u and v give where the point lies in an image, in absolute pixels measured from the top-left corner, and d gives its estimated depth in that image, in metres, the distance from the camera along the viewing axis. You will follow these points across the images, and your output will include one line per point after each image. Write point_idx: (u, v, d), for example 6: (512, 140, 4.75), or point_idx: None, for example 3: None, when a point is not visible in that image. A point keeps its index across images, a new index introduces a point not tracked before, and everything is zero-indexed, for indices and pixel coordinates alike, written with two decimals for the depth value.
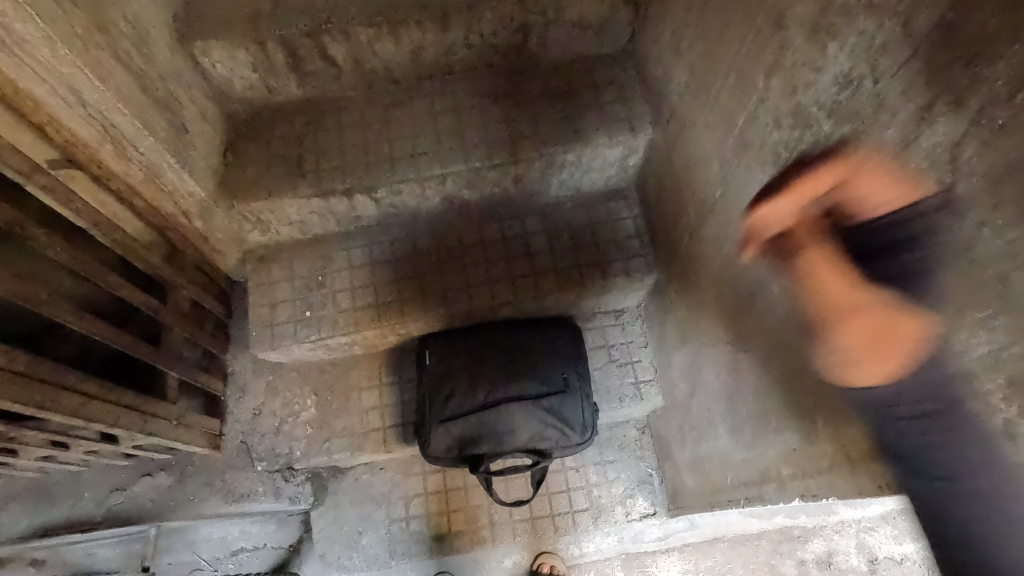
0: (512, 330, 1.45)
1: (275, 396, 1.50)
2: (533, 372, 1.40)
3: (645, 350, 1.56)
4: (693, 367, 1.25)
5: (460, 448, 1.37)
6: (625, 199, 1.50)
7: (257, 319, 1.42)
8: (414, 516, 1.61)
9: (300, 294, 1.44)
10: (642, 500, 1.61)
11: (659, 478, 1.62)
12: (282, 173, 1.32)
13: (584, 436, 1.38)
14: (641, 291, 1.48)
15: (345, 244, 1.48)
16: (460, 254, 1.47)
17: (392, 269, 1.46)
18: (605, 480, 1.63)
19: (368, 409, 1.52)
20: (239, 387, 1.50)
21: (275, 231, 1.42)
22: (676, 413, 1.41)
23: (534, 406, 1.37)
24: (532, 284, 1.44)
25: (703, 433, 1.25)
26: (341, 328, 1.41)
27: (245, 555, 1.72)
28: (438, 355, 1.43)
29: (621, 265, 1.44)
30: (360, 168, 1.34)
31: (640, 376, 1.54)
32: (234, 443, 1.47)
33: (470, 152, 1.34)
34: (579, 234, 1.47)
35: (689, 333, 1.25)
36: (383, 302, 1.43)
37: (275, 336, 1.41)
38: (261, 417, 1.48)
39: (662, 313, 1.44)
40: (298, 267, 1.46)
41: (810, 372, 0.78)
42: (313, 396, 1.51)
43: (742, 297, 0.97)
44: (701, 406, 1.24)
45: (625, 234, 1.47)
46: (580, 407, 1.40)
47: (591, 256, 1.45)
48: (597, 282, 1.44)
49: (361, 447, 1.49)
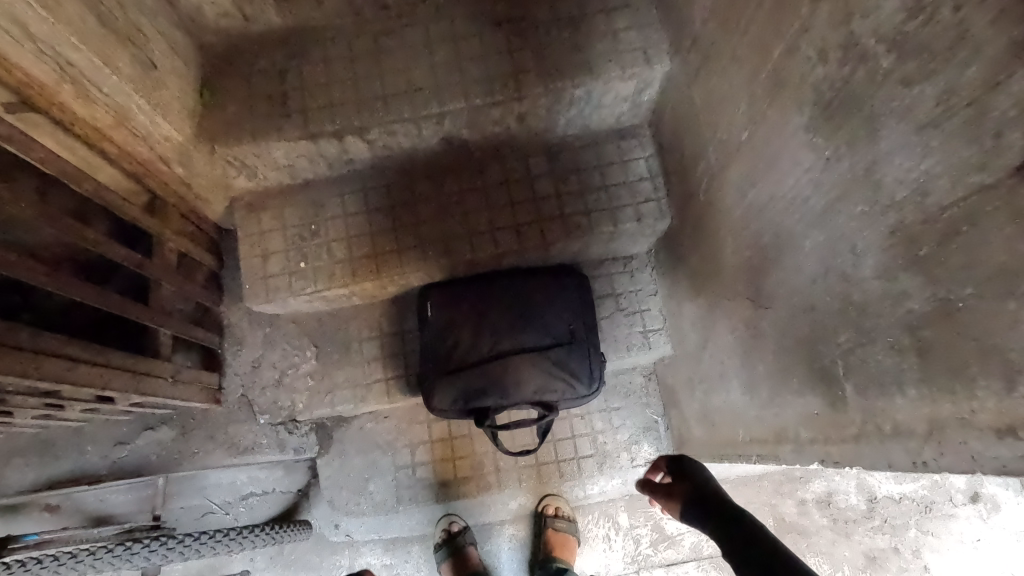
0: (516, 280, 1.39)
1: (274, 349, 1.47)
2: (538, 323, 1.35)
3: (653, 298, 1.50)
4: (707, 319, 1.20)
5: (465, 403, 1.34)
6: (637, 138, 1.39)
7: (250, 271, 1.36)
8: (420, 463, 1.62)
9: (293, 245, 1.36)
10: (647, 446, 1.61)
11: (664, 424, 1.61)
12: (265, 113, 1.21)
13: (591, 387, 1.34)
14: (651, 237, 1.41)
15: (338, 189, 1.39)
16: (460, 200, 1.38)
17: (388, 216, 1.37)
18: (610, 427, 1.62)
19: (369, 361, 1.49)
20: (236, 339, 1.47)
21: (262, 177, 1.33)
22: (686, 362, 1.37)
23: (540, 359, 1.33)
24: (537, 231, 1.36)
25: (714, 386, 1.21)
26: (338, 279, 1.35)
27: (255, 499, 1.74)
28: (439, 306, 1.38)
29: (632, 209, 1.36)
30: (350, 107, 1.22)
31: (648, 325, 1.49)
32: (234, 397, 1.44)
33: (470, 87, 1.23)
34: (587, 176, 1.38)
35: (704, 284, 1.19)
36: (381, 251, 1.36)
37: (268, 289, 1.35)
38: (260, 370, 1.46)
39: (673, 261, 1.37)
40: (289, 216, 1.38)
41: (843, 337, 0.72)
42: (313, 347, 1.48)
43: (766, 251, 0.90)
44: (713, 359, 1.19)
45: (637, 177, 1.37)
46: (587, 358, 1.35)
47: (599, 201, 1.36)
48: (606, 229, 1.36)
49: (364, 399, 1.47)
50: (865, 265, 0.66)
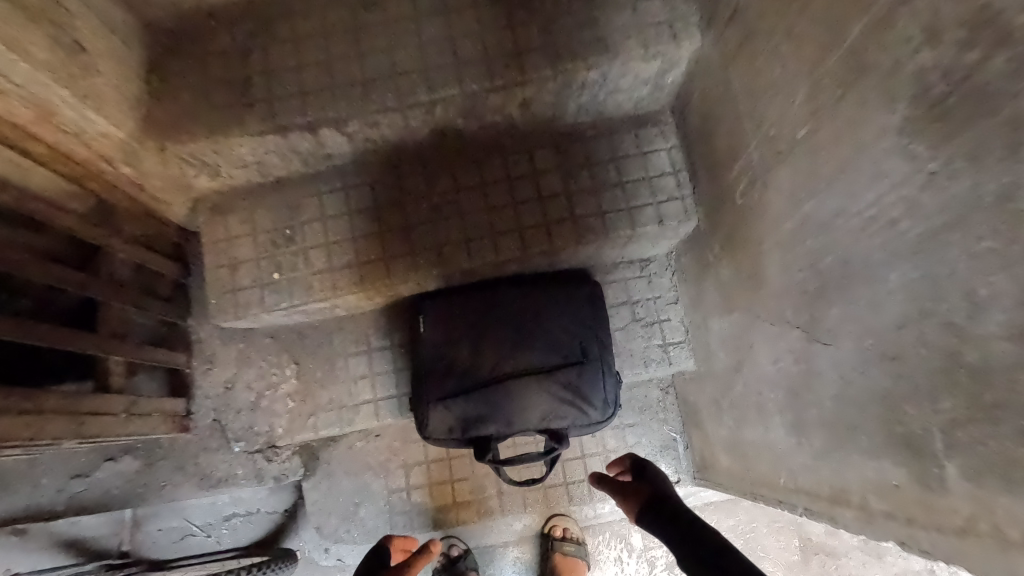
0: (520, 291, 1.22)
1: (249, 367, 1.31)
2: (545, 341, 1.18)
3: (674, 307, 1.34)
4: (741, 342, 1.04)
5: (463, 432, 1.19)
6: (658, 126, 1.21)
7: (217, 284, 1.19)
8: (415, 486, 1.48)
9: (265, 253, 1.19)
10: (665, 468, 1.46)
11: (683, 443, 1.46)
12: (225, 102, 1.03)
13: (605, 413, 1.19)
14: (673, 239, 1.24)
15: (315, 187, 1.22)
16: (456, 200, 1.20)
17: (373, 219, 1.20)
18: (624, 445, 1.47)
19: (357, 379, 1.33)
20: (207, 357, 1.31)
21: (227, 175, 1.15)
22: (712, 383, 1.22)
23: (548, 382, 1.17)
24: (543, 235, 1.19)
25: (748, 417, 1.06)
26: (317, 292, 1.19)
27: (239, 520, 1.62)
28: (433, 321, 1.22)
29: (652, 210, 1.18)
30: (325, 95, 1.04)
31: (668, 337, 1.33)
32: (205, 422, 1.29)
33: (465, 70, 1.05)
34: (600, 170, 1.20)
35: (739, 300, 1.02)
36: (365, 260, 1.19)
37: (238, 304, 1.19)
38: (234, 391, 1.30)
39: (699, 268, 1.20)
40: (261, 219, 1.20)
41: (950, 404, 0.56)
42: (294, 364, 1.32)
43: (829, 277, 0.74)
44: (749, 387, 1.04)
45: (658, 171, 1.20)
46: (601, 379, 1.19)
47: (615, 201, 1.19)
48: (623, 233, 1.19)
49: (351, 421, 1.32)
50: (992, 320, 0.50)
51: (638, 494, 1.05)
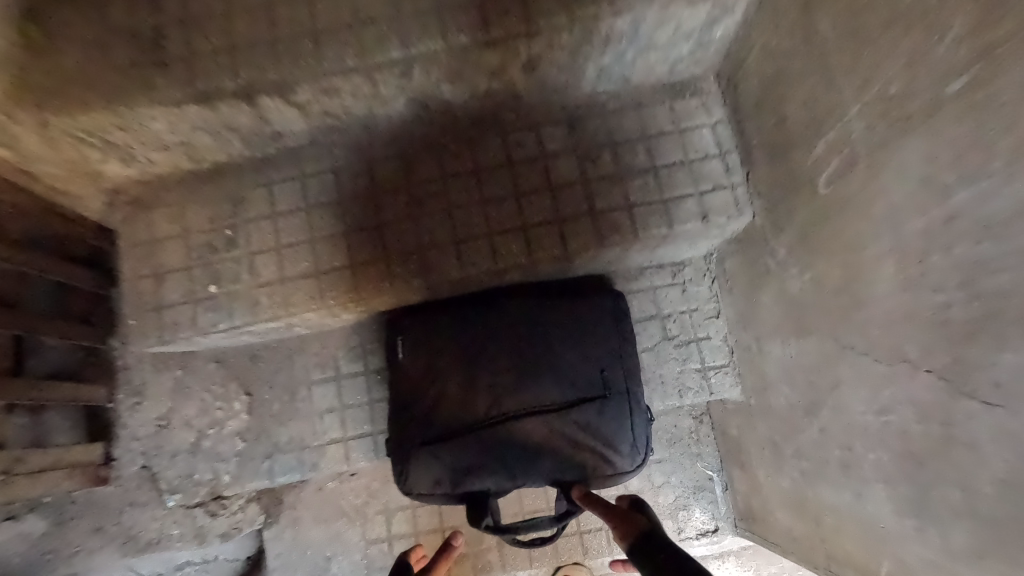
0: (524, 306, 0.96)
1: (187, 401, 1.05)
2: (557, 370, 0.93)
3: (715, 322, 1.08)
4: (818, 378, 0.79)
5: (454, 486, 0.93)
6: (700, 96, 0.95)
7: (138, 299, 0.93)
8: (398, 536, 1.23)
9: (200, 260, 0.94)
10: (699, 513, 1.22)
11: (721, 484, 1.21)
12: (130, 60, 0.77)
13: (633, 461, 0.94)
14: (717, 239, 0.98)
15: (263, 176, 0.95)
16: (442, 190, 0.95)
17: (337, 216, 0.94)
18: (650, 486, 1.22)
19: (323, 413, 1.08)
20: (135, 390, 1.05)
21: (146, 160, 0.89)
22: (767, 421, 0.97)
23: (562, 423, 0.91)
24: (554, 236, 0.94)
25: (825, 474, 0.81)
26: (267, 310, 0.93)
27: (192, 570, 1.36)
28: (415, 345, 0.96)
29: (693, 203, 0.93)
30: (264, 50, 0.78)
31: (707, 360, 1.08)
32: (131, 471, 1.03)
33: (451, 18, 0.78)
34: (626, 153, 0.94)
35: (817, 323, 0.77)
36: (328, 268, 0.94)
37: (164, 325, 0.93)
38: (169, 431, 1.05)
39: (751, 277, 0.95)
40: (194, 217, 0.95)
41: None
42: (244, 396, 1.07)
43: (1001, 304, 0.49)
44: (829, 436, 0.79)
45: (700, 154, 0.94)
46: (628, 418, 0.94)
47: (645, 191, 0.93)
48: (657, 232, 0.93)
49: (317, 465, 1.07)
50: None
51: (631, 528, 0.76)
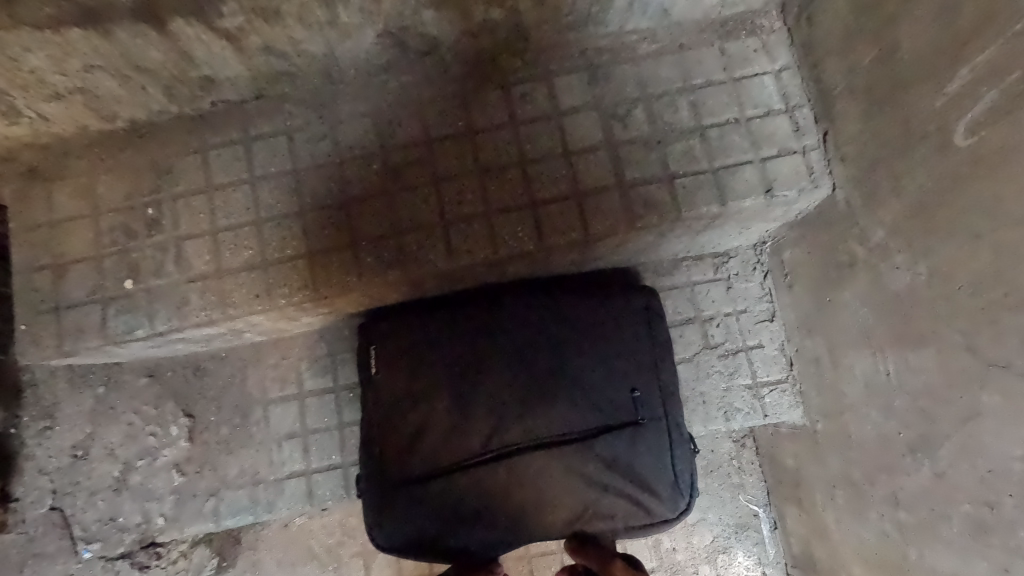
0: (532, 306, 0.75)
1: (111, 426, 0.84)
2: (576, 389, 0.71)
3: (768, 327, 0.87)
4: (936, 406, 0.58)
5: (443, 541, 0.72)
6: (759, 36, 0.74)
7: (32, 297, 0.72)
8: None
9: (114, 246, 0.72)
10: (742, 558, 0.98)
11: (769, 521, 0.98)
12: None
13: (675, 506, 0.73)
14: (779, 221, 0.77)
15: (195, 139, 0.74)
16: (427, 157, 0.73)
17: (290, 190, 0.73)
18: (682, 526, 0.99)
19: (282, 439, 0.87)
20: (45, 412, 0.84)
21: (35, 113, 0.68)
22: (844, 454, 0.75)
23: (583, 458, 0.70)
24: (571, 218, 0.72)
25: (942, 533, 0.60)
26: (200, 311, 0.72)
27: None
28: (390, 358, 0.74)
29: (753, 172, 0.71)
30: None
31: (759, 375, 0.86)
32: (37, 514, 0.83)
33: None
34: (664, 108, 0.73)
35: (941, 329, 0.56)
36: (278, 258, 0.73)
37: (66, 331, 0.72)
38: (87, 463, 0.83)
39: (825, 269, 0.73)
40: (106, 190, 0.73)
41: None
42: (183, 419, 0.86)
43: None
44: (954, 484, 0.57)
45: (760, 108, 0.72)
46: (669, 451, 0.73)
47: (690, 157, 0.72)
48: (705, 211, 0.72)
49: (273, 505, 0.86)
50: None
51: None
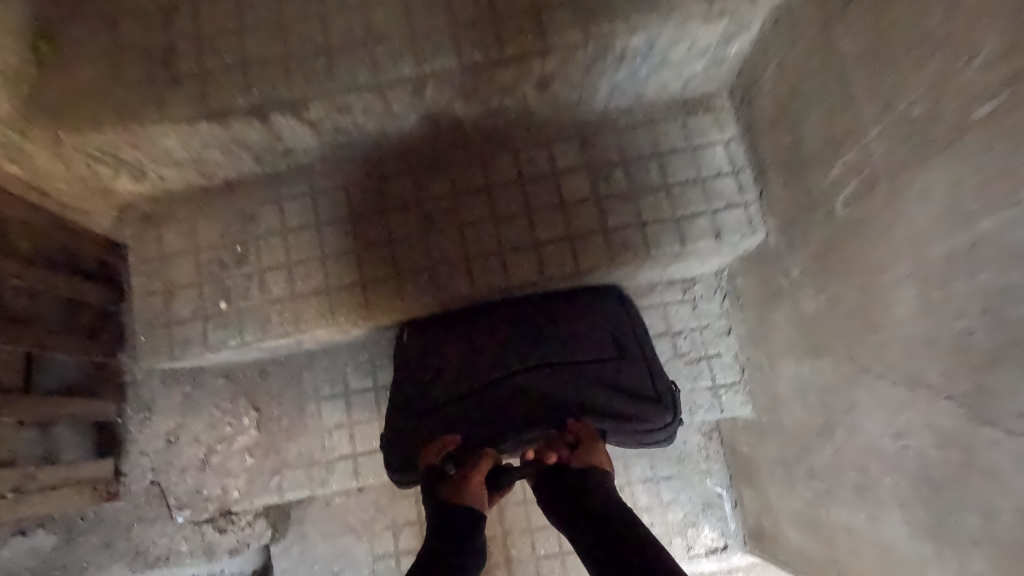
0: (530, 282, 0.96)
1: (196, 417, 1.05)
2: (565, 331, 0.91)
3: (726, 340, 1.07)
4: (832, 399, 0.78)
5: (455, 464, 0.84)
6: (712, 112, 0.94)
7: (148, 315, 0.93)
8: (406, 551, 1.19)
9: (211, 276, 0.93)
10: (708, 530, 1.18)
11: (730, 500, 1.18)
12: (140, 78, 0.76)
13: (661, 418, 0.86)
14: (730, 256, 0.98)
15: (273, 192, 0.95)
16: (454, 207, 0.94)
17: (347, 233, 0.94)
18: (659, 504, 1.18)
19: (332, 429, 1.07)
20: (144, 405, 1.05)
21: (158, 176, 0.89)
22: (778, 440, 0.96)
23: (585, 389, 0.87)
24: (566, 255, 0.93)
25: (838, 495, 0.80)
26: (278, 327, 0.93)
27: None
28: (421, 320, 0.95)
29: (706, 221, 0.92)
30: (276, 68, 0.77)
31: (718, 378, 1.07)
32: (141, 485, 1.03)
33: (464, 35, 0.78)
34: (638, 170, 0.94)
35: (833, 344, 0.76)
36: (338, 285, 0.94)
37: (175, 342, 0.93)
38: (178, 446, 1.04)
39: (764, 295, 0.94)
40: (204, 231, 0.94)
41: None
42: (253, 412, 1.07)
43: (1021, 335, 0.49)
44: (843, 459, 0.78)
45: (712, 170, 0.93)
46: (647, 372, 0.89)
47: (656, 209, 0.93)
48: (668, 250, 0.93)
49: (324, 482, 1.06)
50: None
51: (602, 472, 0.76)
